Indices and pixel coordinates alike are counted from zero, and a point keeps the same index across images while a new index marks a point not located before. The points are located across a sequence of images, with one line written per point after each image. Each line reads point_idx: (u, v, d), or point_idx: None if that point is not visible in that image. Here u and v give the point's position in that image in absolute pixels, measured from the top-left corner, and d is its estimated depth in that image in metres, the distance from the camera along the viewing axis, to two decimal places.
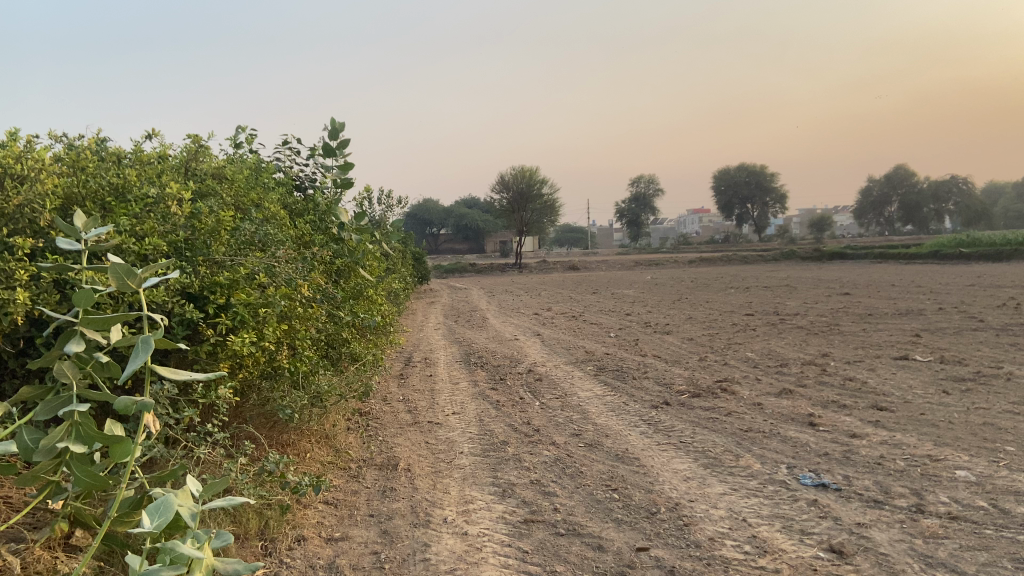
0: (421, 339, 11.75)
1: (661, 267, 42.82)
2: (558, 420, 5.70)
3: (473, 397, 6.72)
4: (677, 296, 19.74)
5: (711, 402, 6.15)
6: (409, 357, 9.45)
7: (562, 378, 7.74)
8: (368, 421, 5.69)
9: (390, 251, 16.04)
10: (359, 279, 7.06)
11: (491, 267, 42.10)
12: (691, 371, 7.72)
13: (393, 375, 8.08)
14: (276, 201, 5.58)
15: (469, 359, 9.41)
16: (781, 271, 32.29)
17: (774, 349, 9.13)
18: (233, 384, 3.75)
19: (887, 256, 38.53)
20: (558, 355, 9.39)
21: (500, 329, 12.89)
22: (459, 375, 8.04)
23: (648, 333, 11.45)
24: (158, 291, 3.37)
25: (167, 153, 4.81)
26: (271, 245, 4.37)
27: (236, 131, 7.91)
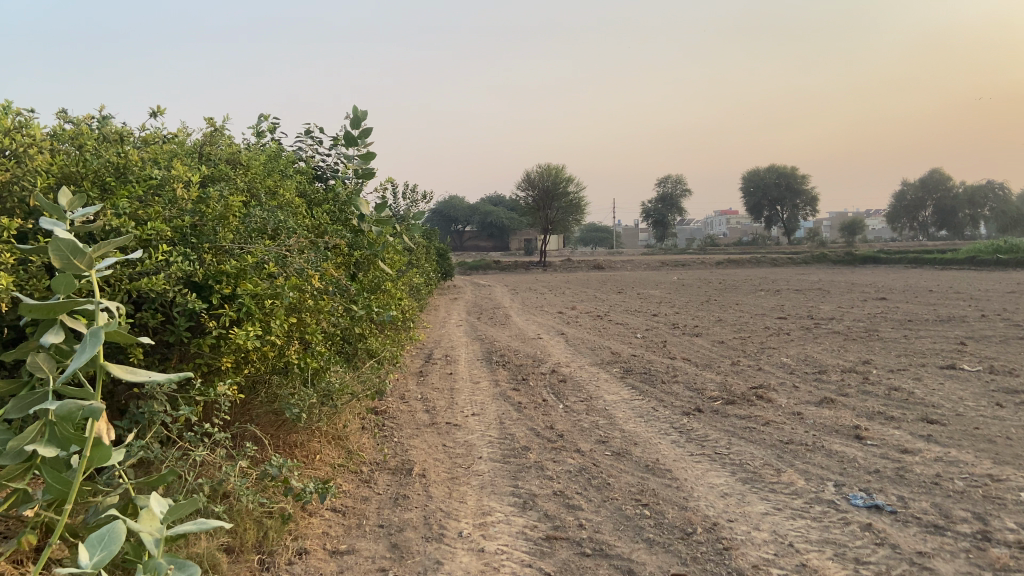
0: (442, 336, 11.46)
1: (688, 268, 42.23)
2: (584, 425, 5.38)
3: (494, 398, 6.42)
4: (705, 298, 19.29)
5: (746, 410, 5.79)
6: (429, 355, 9.16)
7: (587, 380, 7.41)
8: (383, 421, 5.41)
9: (413, 246, 15.80)
10: (379, 273, 6.79)
11: (515, 264, 41.79)
12: (724, 377, 7.35)
13: (412, 372, 7.81)
14: (293, 189, 5.30)
15: (492, 357, 9.11)
16: (812, 274, 31.63)
17: (811, 355, 8.72)
18: (237, 381, 3.48)
19: (921, 261, 37.65)
20: (584, 356, 9.05)
21: (524, 327, 12.58)
22: (481, 374, 7.75)
23: (676, 335, 11.07)
24: (158, 280, 3.11)
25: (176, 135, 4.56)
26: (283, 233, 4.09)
27: (255, 118, 7.66)
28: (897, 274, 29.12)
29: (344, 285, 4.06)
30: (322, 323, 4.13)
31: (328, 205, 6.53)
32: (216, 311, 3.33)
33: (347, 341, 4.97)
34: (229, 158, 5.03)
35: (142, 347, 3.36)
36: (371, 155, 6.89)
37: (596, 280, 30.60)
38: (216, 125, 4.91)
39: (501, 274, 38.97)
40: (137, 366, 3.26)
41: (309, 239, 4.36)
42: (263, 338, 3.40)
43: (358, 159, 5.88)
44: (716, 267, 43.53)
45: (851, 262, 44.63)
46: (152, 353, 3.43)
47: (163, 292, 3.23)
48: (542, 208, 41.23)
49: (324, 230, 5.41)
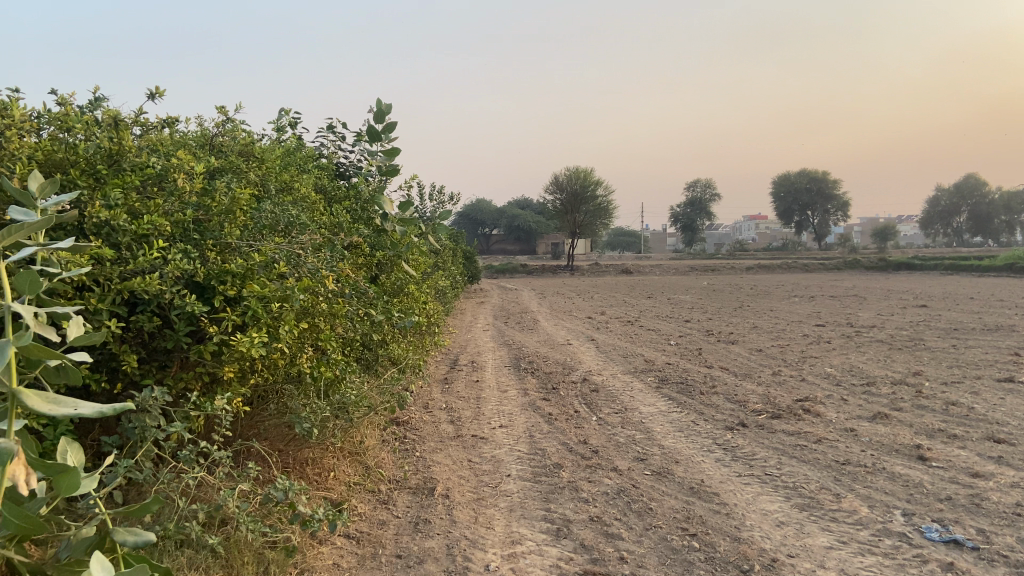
0: (467, 341, 11.13)
1: (718, 273, 41.51)
2: (619, 440, 5.01)
3: (523, 409, 6.06)
4: (738, 304, 18.76)
5: (795, 425, 5.37)
6: (454, 361, 8.82)
7: (620, 389, 7.03)
8: (405, 433, 5.07)
9: (439, 248, 15.52)
10: (402, 275, 6.48)
11: (541, 268, 41.42)
12: (766, 388, 6.92)
13: (437, 380, 7.47)
14: (311, 185, 5.00)
15: (520, 364, 8.75)
16: (847, 280, 30.86)
17: (857, 366, 8.24)
18: (243, 392, 3.16)
19: (959, 268, 36.61)
20: (616, 363, 8.67)
21: (552, 333, 12.21)
22: (508, 382, 7.40)
23: (712, 342, 10.62)
24: (152, 281, 2.81)
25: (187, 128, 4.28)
26: (297, 230, 3.77)
27: (277, 114, 7.40)
28: (936, 280, 28.28)
29: (363, 287, 3.72)
30: (339, 328, 3.80)
31: (349, 204, 6.23)
32: (218, 315, 3.02)
33: (367, 346, 4.65)
34: (242, 151, 4.74)
35: (139, 354, 3.07)
36: (395, 151, 6.59)
37: (624, 285, 30.12)
38: (230, 116, 4.62)
39: (527, 278, 38.63)
40: (133, 375, 2.98)
41: (326, 236, 4.04)
42: (269, 345, 3.08)
43: (380, 155, 5.56)
44: (747, 272, 42.78)
45: (885, 268, 43.62)
46: (151, 360, 3.15)
47: (160, 293, 2.93)
48: (569, 211, 40.82)
49: (344, 228, 5.10)
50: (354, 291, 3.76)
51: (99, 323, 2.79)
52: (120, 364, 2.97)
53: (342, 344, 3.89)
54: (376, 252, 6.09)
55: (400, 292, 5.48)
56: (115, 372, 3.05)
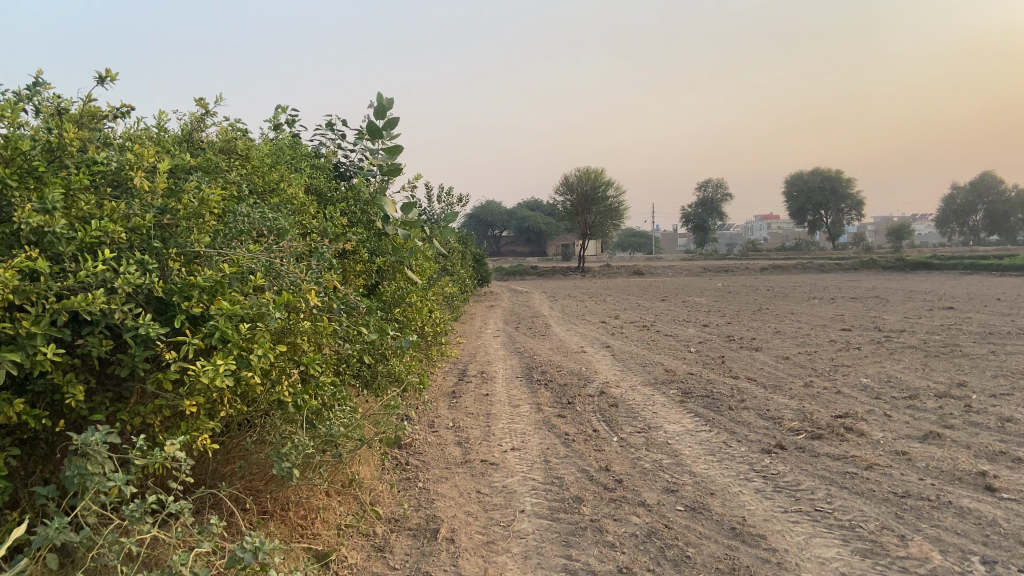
0: (477, 349, 10.62)
1: (731, 274, 40.83)
2: (645, 466, 4.50)
3: (537, 427, 5.56)
4: (757, 307, 18.19)
5: (839, 447, 4.85)
6: (463, 371, 8.32)
7: (641, 404, 6.52)
8: (407, 459, 4.59)
9: (448, 252, 15.05)
10: (405, 282, 6.00)
11: (552, 270, 40.89)
12: (800, 403, 6.39)
13: (444, 394, 6.98)
14: (302, 185, 4.53)
15: (532, 374, 8.26)
16: (865, 280, 30.17)
17: (894, 375, 7.69)
18: (211, 427, 2.69)
19: (980, 268, 35.81)
20: (634, 373, 8.15)
21: (566, 339, 11.70)
22: (520, 396, 6.90)
23: (734, 349, 10.09)
24: (96, 298, 2.35)
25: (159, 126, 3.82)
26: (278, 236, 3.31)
27: (273, 111, 6.95)
28: (957, 280, 27.57)
29: (365, 302, 3.26)
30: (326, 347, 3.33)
31: (348, 205, 5.75)
32: (179, 338, 2.55)
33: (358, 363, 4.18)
34: (224, 149, 4.26)
35: (88, 383, 2.61)
36: (398, 149, 6.10)
37: (637, 287, 29.56)
38: (211, 110, 4.15)
39: (538, 280, 38.09)
40: (80, 410, 2.53)
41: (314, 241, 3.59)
42: (242, 373, 2.61)
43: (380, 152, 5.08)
44: (761, 273, 42.08)
45: (903, 267, 42.80)
46: (104, 390, 2.69)
47: (108, 313, 2.47)
48: (580, 212, 40.28)
49: (336, 234, 4.65)
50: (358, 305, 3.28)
51: (34, 350, 2.33)
52: (64, 398, 2.51)
53: (330, 364, 3.43)
54: (377, 258, 5.62)
55: (404, 299, 5.02)
56: (59, 406, 2.59)
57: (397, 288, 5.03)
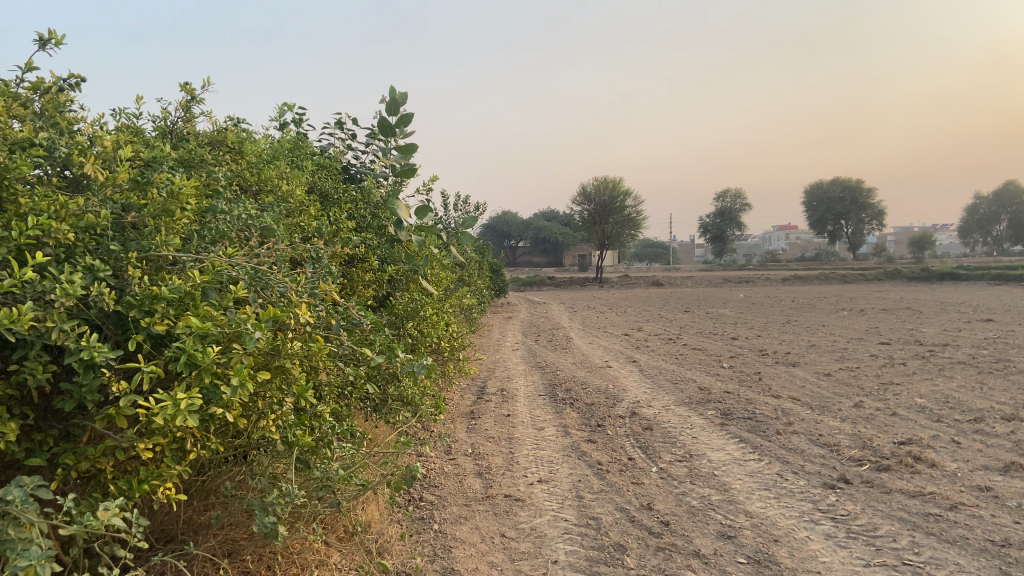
0: (496, 363, 10.06)
1: (753, 284, 40.05)
2: (693, 504, 3.94)
3: (565, 454, 5.02)
4: (785, 318, 17.53)
5: (911, 482, 4.26)
6: (482, 389, 7.77)
7: (677, 426, 5.95)
8: (422, 495, 4.05)
9: (465, 261, 14.56)
10: (420, 293, 5.49)
11: (570, 281, 40.29)
12: (854, 426, 5.79)
13: (462, 415, 6.45)
14: (303, 184, 4.03)
15: (556, 391, 7.71)
16: (893, 291, 29.31)
17: (951, 395, 7.07)
18: (177, 474, 2.17)
19: (1010, 277, 34.81)
20: (666, 391, 7.57)
21: (589, 352, 11.14)
22: (545, 416, 6.36)
23: (770, 364, 9.49)
24: (25, 312, 1.85)
25: (140, 128, 3.39)
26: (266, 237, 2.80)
27: (279, 110, 6.49)
28: (986, 290, 26.75)
29: (376, 317, 2.72)
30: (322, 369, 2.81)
31: (356, 207, 5.22)
32: (135, 363, 2.04)
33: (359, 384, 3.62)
34: (214, 142, 3.76)
35: (26, 419, 2.10)
36: (412, 148, 5.59)
37: (658, 298, 28.93)
38: (199, 98, 3.66)
39: (555, 290, 37.53)
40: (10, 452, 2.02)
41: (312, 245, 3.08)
42: (212, 408, 2.08)
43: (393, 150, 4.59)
44: (783, 283, 41.26)
45: (928, 278, 41.83)
46: (48, 427, 2.18)
47: (44, 331, 1.97)
48: (598, 222, 39.70)
49: (340, 238, 4.12)
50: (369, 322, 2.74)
51: None
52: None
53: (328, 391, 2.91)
54: (388, 266, 5.11)
55: (417, 312, 4.47)
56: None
57: (408, 298, 4.48)
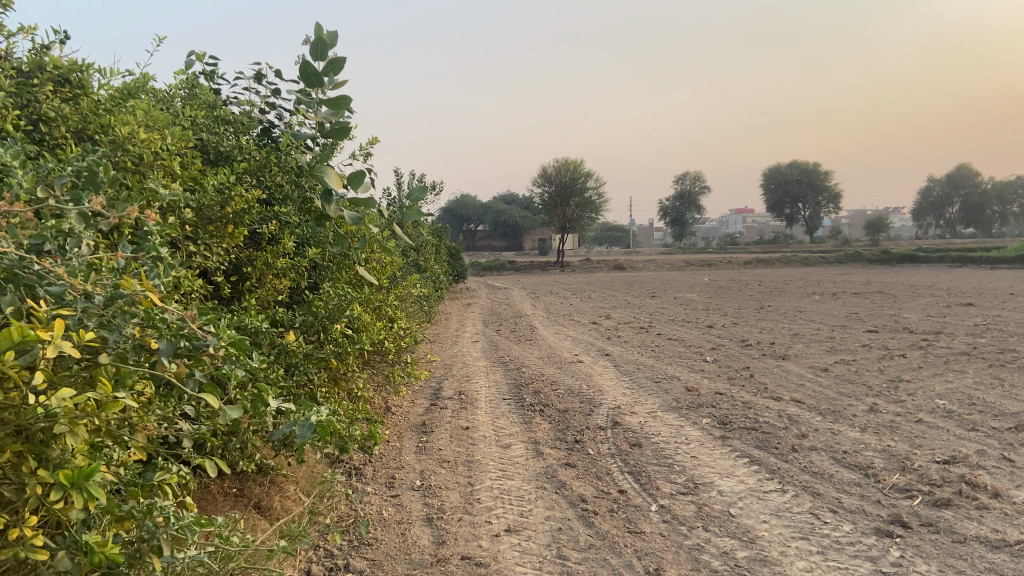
0: (454, 358, 8.98)
1: (715, 268, 39.61)
2: (717, 568, 2.93)
3: (539, 486, 3.96)
4: (757, 304, 16.75)
5: (987, 527, 3.32)
6: (436, 392, 6.67)
7: (671, 440, 4.94)
8: (346, 563, 2.96)
9: (421, 245, 13.39)
10: (353, 283, 4.36)
11: (531, 265, 39.30)
12: (880, 440, 4.86)
13: (412, 428, 5.36)
14: (173, 133, 2.88)
15: (522, 394, 6.66)
16: (858, 275, 28.88)
17: (972, 394, 6.22)
18: None
19: (968, 260, 34.90)
20: (648, 393, 6.56)
21: (556, 344, 10.12)
22: (511, 430, 5.31)
23: (756, 357, 8.58)
24: None
25: None
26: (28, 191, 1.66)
27: (184, 61, 5.27)
28: (948, 273, 26.50)
29: (239, 339, 1.67)
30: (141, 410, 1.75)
31: (271, 173, 4.01)
32: None
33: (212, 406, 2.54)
34: (27, 69, 2.58)
35: None
36: (344, 100, 4.44)
37: (621, 282, 28.07)
38: None
39: (517, 275, 36.52)
40: None
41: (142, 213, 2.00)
42: None
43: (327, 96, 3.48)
44: (746, 266, 40.83)
45: (888, 261, 41.89)
46: None
47: None
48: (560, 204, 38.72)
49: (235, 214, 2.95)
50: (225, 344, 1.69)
51: None
52: None
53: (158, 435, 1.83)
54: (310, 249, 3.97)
55: (357, 308, 3.32)
56: None
57: (342, 288, 3.32)
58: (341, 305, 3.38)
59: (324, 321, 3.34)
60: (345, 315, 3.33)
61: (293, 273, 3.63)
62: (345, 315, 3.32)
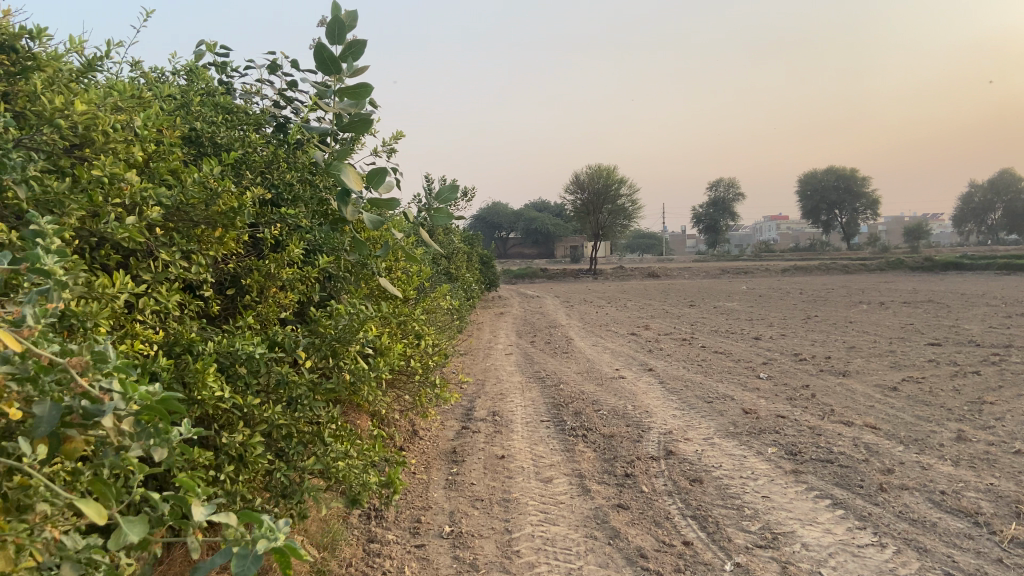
0: (485, 372, 8.42)
1: (751, 275, 38.63)
2: None
3: (589, 534, 3.39)
4: (803, 313, 16.00)
5: None
6: (467, 413, 6.10)
7: (736, 474, 4.34)
8: None
9: (451, 252, 12.90)
10: (372, 294, 3.82)
11: (562, 272, 38.63)
12: (981, 477, 4.22)
13: (440, 457, 4.81)
14: (143, 114, 2.35)
15: (561, 415, 6.08)
16: (905, 282, 27.77)
17: None
18: None
19: (1017, 267, 33.59)
20: (701, 415, 5.94)
21: (595, 357, 9.52)
22: (551, 459, 4.74)
23: (814, 374, 7.92)
24: None
25: None
26: None
27: (194, 49, 4.79)
28: (999, 280, 25.39)
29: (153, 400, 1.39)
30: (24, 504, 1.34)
31: (279, 173, 3.50)
32: None
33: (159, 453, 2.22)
34: None
35: None
36: (363, 89, 3.93)
37: (655, 290, 27.33)
38: None
39: (548, 283, 35.87)
40: None
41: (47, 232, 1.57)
42: None
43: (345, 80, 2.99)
44: (783, 274, 39.80)
45: (931, 268, 40.63)
46: None
47: None
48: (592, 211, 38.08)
49: (218, 218, 2.40)
50: (138, 408, 1.41)
51: None
52: None
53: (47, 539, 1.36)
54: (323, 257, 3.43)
55: (373, 330, 2.73)
56: None
57: (353, 305, 2.72)
58: (356, 330, 2.76)
59: (336, 346, 2.75)
60: (361, 339, 2.74)
61: (301, 286, 3.10)
62: (360, 340, 2.74)
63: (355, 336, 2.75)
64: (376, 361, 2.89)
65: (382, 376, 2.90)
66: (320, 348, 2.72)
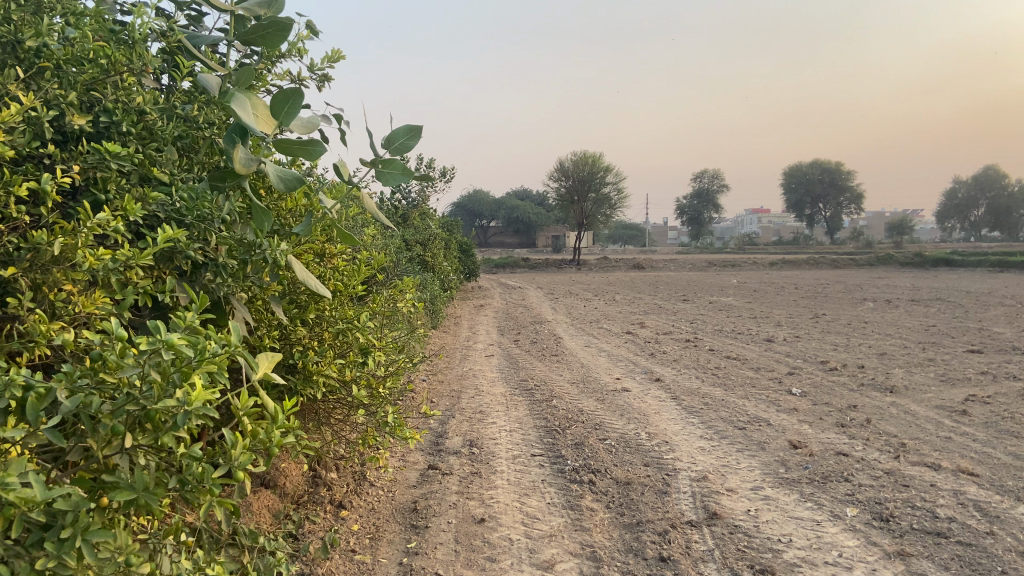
0: (463, 381, 7.06)
1: (740, 269, 37.54)
2: None
3: None
4: (809, 311, 14.78)
5: None
6: (437, 444, 4.74)
7: (815, 556, 3.03)
8: None
9: (428, 237, 11.51)
10: (268, 290, 2.49)
11: (545, 263, 37.23)
12: None
13: (392, 519, 3.43)
14: None
15: (556, 446, 4.73)
16: (900, 279, 26.73)
17: None
18: None
19: (1010, 264, 32.75)
20: (739, 450, 4.62)
21: (592, 362, 8.19)
22: (547, 524, 3.39)
23: (854, 389, 6.63)
24: None
25: None
26: None
27: None
28: (996, 279, 24.41)
29: None
30: None
31: (120, 92, 2.13)
32: None
33: None
34: None
35: None
36: None
37: (642, 282, 26.15)
38: None
39: (531, 273, 34.52)
40: None
41: None
42: None
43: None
44: (771, 267, 38.83)
45: (921, 264, 39.77)
46: None
47: None
48: (577, 200, 36.77)
49: None
50: None
51: None
52: None
53: None
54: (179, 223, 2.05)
55: (197, 383, 1.25)
56: None
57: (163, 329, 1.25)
58: (173, 383, 1.27)
59: (142, 418, 1.26)
60: (174, 405, 1.25)
61: (121, 282, 1.75)
62: (170, 406, 1.24)
63: (165, 395, 1.26)
64: (234, 439, 1.43)
65: (248, 469, 1.43)
66: (102, 422, 1.24)
